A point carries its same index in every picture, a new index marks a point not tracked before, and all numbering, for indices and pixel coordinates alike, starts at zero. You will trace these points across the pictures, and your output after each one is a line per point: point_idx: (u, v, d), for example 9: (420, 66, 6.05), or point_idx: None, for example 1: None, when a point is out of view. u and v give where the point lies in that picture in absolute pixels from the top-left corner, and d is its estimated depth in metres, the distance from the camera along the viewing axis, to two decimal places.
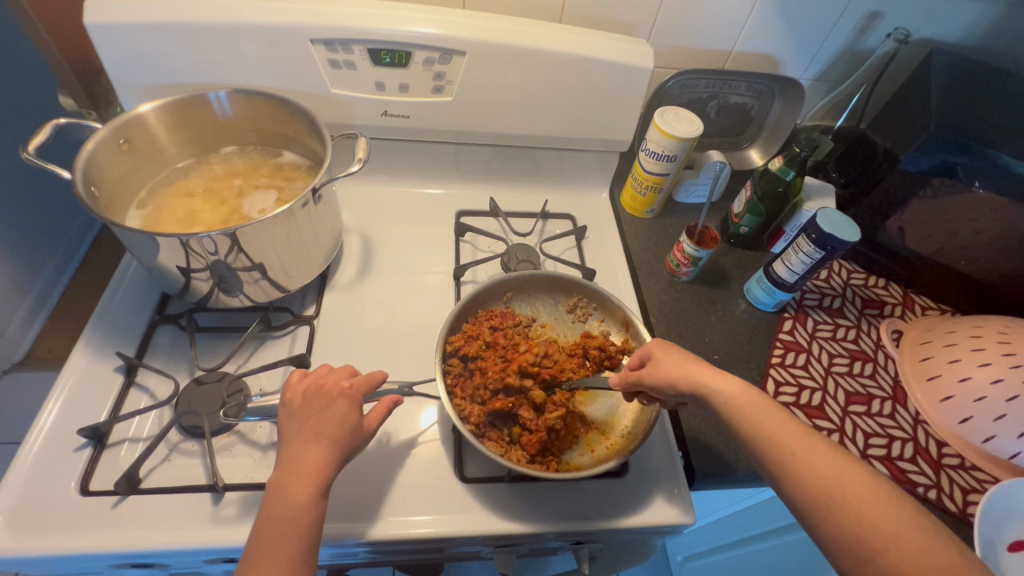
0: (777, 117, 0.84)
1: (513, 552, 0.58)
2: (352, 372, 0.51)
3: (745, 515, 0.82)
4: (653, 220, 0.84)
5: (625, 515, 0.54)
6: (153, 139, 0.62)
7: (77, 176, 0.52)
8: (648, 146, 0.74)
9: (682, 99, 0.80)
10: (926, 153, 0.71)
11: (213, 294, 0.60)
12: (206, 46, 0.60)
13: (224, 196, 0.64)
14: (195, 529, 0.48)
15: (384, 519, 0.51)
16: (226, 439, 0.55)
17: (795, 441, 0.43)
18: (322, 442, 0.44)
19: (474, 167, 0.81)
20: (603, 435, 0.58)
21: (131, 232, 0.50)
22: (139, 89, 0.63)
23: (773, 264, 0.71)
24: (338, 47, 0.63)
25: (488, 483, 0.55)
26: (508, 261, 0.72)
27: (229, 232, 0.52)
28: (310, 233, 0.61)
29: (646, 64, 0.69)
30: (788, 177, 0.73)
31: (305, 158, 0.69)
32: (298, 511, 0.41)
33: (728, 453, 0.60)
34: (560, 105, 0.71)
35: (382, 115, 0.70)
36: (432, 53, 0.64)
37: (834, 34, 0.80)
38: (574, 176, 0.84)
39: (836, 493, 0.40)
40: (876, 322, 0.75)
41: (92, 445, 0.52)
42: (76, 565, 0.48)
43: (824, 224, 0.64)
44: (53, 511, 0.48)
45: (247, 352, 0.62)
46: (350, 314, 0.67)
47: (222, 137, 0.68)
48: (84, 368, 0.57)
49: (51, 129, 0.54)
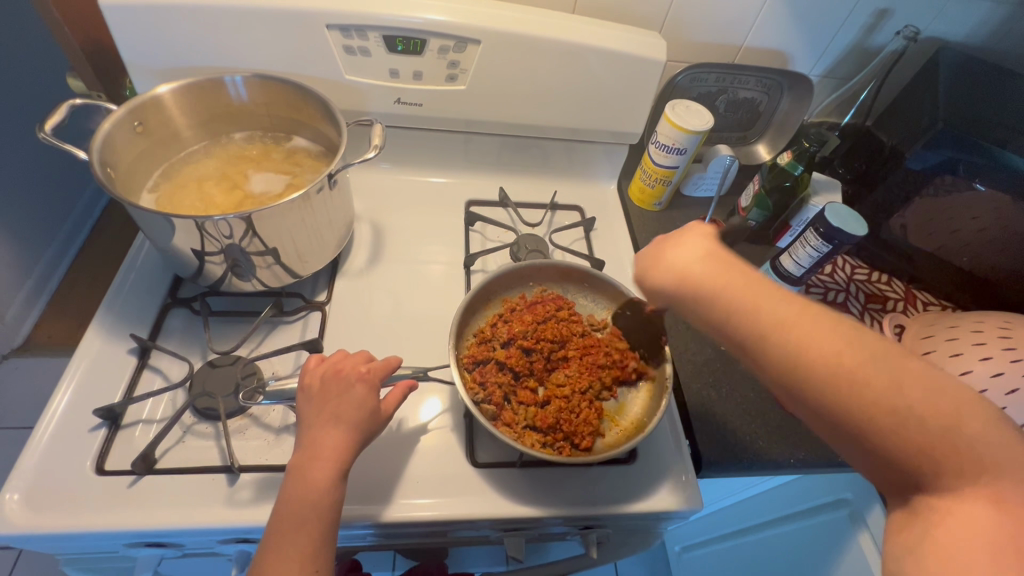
0: (785, 112, 0.85)
1: (521, 536, 0.59)
2: (369, 358, 0.52)
3: (744, 506, 0.84)
4: (661, 212, 0.85)
5: (633, 501, 0.55)
6: (167, 122, 0.62)
7: (93, 156, 0.52)
8: (659, 138, 0.74)
9: (693, 93, 0.80)
10: (932, 150, 0.73)
11: (226, 278, 0.60)
12: (221, 30, 0.60)
13: (236, 180, 0.64)
14: (211, 509, 0.49)
15: (398, 502, 0.52)
16: (240, 422, 0.55)
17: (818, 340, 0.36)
18: (342, 426, 0.45)
19: (484, 157, 0.82)
20: (613, 422, 0.59)
21: (148, 213, 0.51)
22: (153, 72, 0.63)
23: (780, 258, 0.72)
24: (354, 33, 0.63)
25: (500, 468, 0.56)
26: (518, 251, 0.72)
27: (245, 215, 0.52)
28: (325, 218, 0.61)
29: (659, 56, 0.69)
30: (797, 172, 0.74)
31: (316, 144, 0.70)
32: (319, 492, 0.42)
33: (734, 442, 0.61)
34: (572, 97, 0.72)
35: (395, 102, 0.70)
36: (447, 41, 0.65)
37: (843, 31, 0.80)
38: (583, 168, 0.84)
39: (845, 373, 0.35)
40: (878, 317, 0.76)
41: (106, 426, 0.52)
42: (92, 543, 0.48)
43: (832, 217, 0.65)
44: (69, 490, 0.48)
45: (260, 337, 0.62)
46: (363, 301, 0.67)
47: (234, 121, 0.68)
48: (98, 350, 0.57)
49: (66, 109, 0.53)
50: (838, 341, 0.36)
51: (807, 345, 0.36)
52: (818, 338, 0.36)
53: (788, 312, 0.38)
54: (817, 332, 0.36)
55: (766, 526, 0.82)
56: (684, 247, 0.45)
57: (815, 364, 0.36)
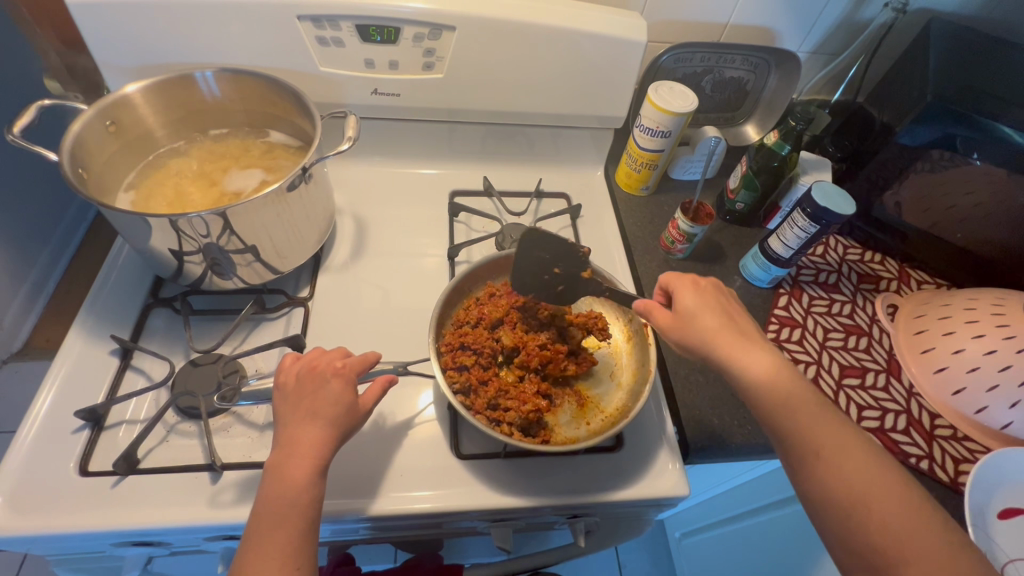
0: (774, 91, 0.83)
1: (509, 526, 0.59)
2: (345, 354, 0.51)
3: (747, 488, 0.82)
4: (649, 197, 0.84)
5: (619, 488, 0.55)
6: (140, 121, 0.62)
7: (63, 157, 0.52)
8: (643, 122, 0.73)
9: (677, 74, 0.79)
10: (923, 124, 0.70)
11: (206, 277, 0.59)
12: (190, 24, 0.59)
13: (213, 177, 0.64)
14: (195, 508, 0.49)
15: (383, 497, 0.52)
16: (223, 420, 0.55)
17: (841, 455, 0.41)
18: (319, 422, 0.45)
19: (468, 147, 0.81)
20: (598, 409, 0.59)
21: (121, 213, 0.50)
22: (126, 70, 0.62)
23: (768, 239, 0.70)
24: (325, 23, 0.62)
25: (483, 459, 0.55)
26: (502, 241, 0.72)
27: (220, 212, 0.51)
28: (302, 212, 0.60)
29: (640, 37, 0.68)
30: (784, 151, 0.73)
31: (294, 138, 0.69)
32: (298, 488, 0.42)
33: (723, 428, 0.60)
34: (552, 83, 0.71)
35: (372, 93, 0.69)
36: (421, 29, 0.63)
37: (832, 4, 0.78)
38: (568, 154, 0.83)
39: (861, 492, 0.40)
40: (871, 297, 0.75)
41: (89, 427, 0.53)
42: (79, 544, 0.49)
43: (819, 198, 0.64)
44: (52, 492, 0.48)
45: (242, 335, 0.62)
46: (345, 296, 0.67)
47: (211, 118, 0.67)
48: (80, 352, 0.57)
49: (35, 110, 0.53)
50: (862, 472, 0.41)
51: (842, 467, 0.41)
52: (820, 428, 0.43)
53: (818, 417, 0.43)
54: (833, 433, 0.43)
55: (771, 508, 0.80)
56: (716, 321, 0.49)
57: (855, 502, 0.40)
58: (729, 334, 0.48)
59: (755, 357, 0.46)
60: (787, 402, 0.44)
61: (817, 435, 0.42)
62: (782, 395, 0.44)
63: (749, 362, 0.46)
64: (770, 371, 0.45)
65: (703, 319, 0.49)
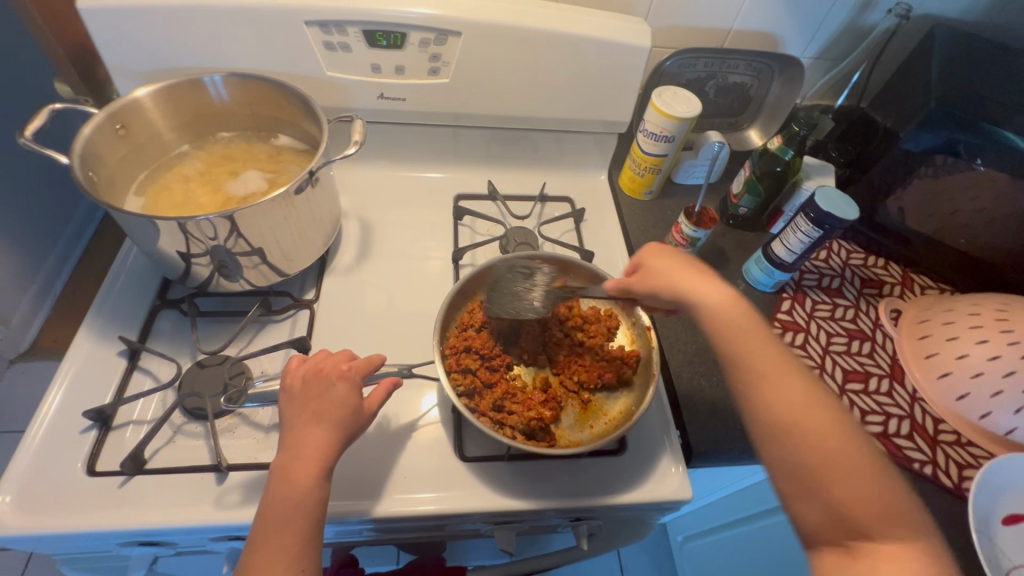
0: (777, 96, 0.83)
1: (512, 529, 0.59)
2: (351, 356, 0.52)
3: (750, 491, 0.82)
4: (652, 202, 0.84)
5: (622, 491, 0.55)
6: (149, 124, 0.62)
7: (74, 160, 0.52)
8: (647, 127, 0.73)
9: (681, 79, 0.79)
10: (927, 131, 0.70)
11: (213, 279, 0.60)
12: (200, 29, 0.60)
13: (221, 181, 0.64)
14: (201, 508, 0.49)
15: (387, 498, 0.52)
16: (229, 421, 0.55)
17: (773, 374, 0.44)
18: (325, 424, 0.45)
19: (473, 151, 0.81)
20: (602, 412, 0.59)
21: (130, 216, 0.50)
22: (136, 74, 0.63)
23: (772, 244, 0.71)
24: (333, 29, 0.62)
25: (487, 461, 0.55)
26: (506, 244, 0.72)
27: (228, 214, 0.52)
28: (308, 215, 0.61)
29: (645, 43, 0.68)
30: (787, 156, 0.73)
31: (301, 142, 0.69)
32: (304, 489, 0.42)
33: (726, 432, 0.61)
34: (557, 88, 0.71)
35: (379, 98, 0.70)
36: (428, 34, 0.64)
37: (836, 10, 0.78)
38: (572, 158, 0.84)
39: (790, 410, 0.42)
40: (875, 302, 0.75)
41: (97, 428, 0.53)
42: (86, 543, 0.49)
43: (823, 202, 0.64)
44: (60, 491, 0.49)
45: (248, 336, 0.62)
46: (351, 299, 0.67)
47: (218, 122, 0.68)
48: (88, 352, 0.57)
49: (47, 113, 0.53)
50: (797, 397, 0.42)
51: (775, 390, 0.43)
52: (761, 355, 0.45)
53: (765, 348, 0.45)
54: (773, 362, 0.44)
55: (773, 512, 0.80)
56: (706, 285, 0.50)
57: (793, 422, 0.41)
58: (685, 273, 0.52)
59: (705, 290, 0.50)
60: (731, 327, 0.47)
61: (755, 358, 0.44)
62: (729, 319, 0.47)
63: (698, 294, 0.49)
64: (719, 300, 0.49)
65: (659, 264, 0.54)
